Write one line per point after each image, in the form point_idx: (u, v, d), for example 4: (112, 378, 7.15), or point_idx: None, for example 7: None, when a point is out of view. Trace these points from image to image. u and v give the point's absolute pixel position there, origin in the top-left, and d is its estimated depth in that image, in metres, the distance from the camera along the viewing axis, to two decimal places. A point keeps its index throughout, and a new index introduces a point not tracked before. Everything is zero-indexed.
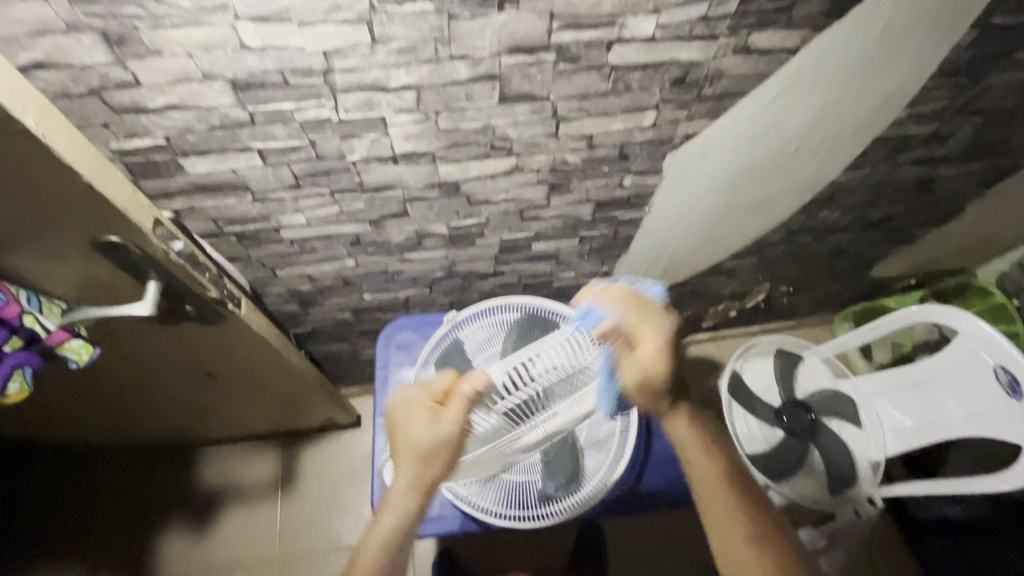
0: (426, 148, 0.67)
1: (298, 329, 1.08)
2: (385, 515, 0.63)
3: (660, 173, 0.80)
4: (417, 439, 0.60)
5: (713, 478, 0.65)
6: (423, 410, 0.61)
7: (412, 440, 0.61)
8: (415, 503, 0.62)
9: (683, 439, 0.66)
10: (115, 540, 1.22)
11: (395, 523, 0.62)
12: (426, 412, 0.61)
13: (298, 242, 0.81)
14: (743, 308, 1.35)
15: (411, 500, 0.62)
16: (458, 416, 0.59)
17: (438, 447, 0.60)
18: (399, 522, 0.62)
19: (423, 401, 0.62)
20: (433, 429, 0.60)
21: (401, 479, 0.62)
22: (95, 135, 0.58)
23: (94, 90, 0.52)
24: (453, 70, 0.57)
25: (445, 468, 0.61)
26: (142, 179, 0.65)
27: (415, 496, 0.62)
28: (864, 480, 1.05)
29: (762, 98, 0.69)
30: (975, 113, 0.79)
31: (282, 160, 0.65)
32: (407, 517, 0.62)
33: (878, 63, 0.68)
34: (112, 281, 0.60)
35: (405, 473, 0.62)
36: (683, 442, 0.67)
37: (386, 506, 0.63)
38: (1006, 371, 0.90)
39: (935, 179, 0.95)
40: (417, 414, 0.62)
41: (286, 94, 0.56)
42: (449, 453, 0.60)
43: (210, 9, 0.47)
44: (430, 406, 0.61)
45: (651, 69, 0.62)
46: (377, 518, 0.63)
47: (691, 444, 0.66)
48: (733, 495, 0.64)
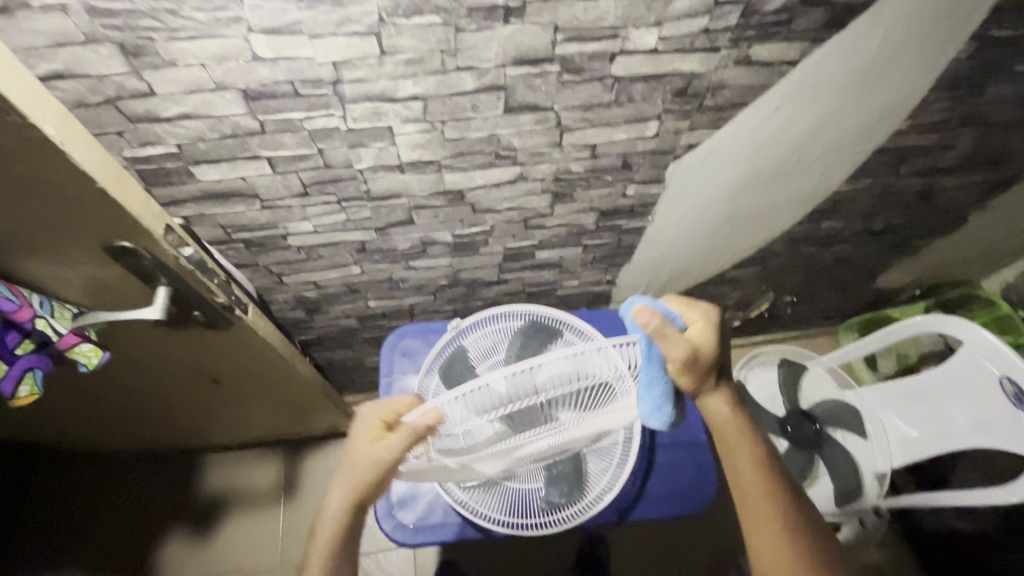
0: (432, 157, 0.68)
1: (303, 336, 1.09)
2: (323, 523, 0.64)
3: (663, 182, 0.81)
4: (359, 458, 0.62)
5: (754, 467, 0.61)
6: (371, 429, 0.64)
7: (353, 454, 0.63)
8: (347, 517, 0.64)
9: (721, 423, 0.62)
10: (116, 547, 1.22)
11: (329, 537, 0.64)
12: (374, 434, 0.63)
13: (304, 248, 0.82)
14: (747, 317, 1.34)
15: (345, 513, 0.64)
16: (397, 442, 0.60)
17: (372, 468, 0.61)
18: (334, 531, 0.64)
19: (372, 422, 0.64)
20: (374, 450, 0.61)
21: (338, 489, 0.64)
22: (110, 144, 0.59)
23: (109, 100, 0.54)
24: (460, 80, 0.58)
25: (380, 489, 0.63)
26: (153, 187, 0.66)
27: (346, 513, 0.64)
28: (869, 492, 1.05)
29: (763, 109, 0.70)
30: (975, 124, 0.80)
31: (291, 169, 0.66)
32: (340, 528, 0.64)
33: (877, 75, 0.69)
34: (123, 285, 0.61)
35: (342, 487, 0.64)
36: (720, 424, 0.62)
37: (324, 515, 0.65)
38: (1012, 382, 0.90)
39: (938, 189, 0.96)
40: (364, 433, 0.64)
41: (296, 104, 0.58)
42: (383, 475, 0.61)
43: (224, 22, 0.48)
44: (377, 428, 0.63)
45: (654, 80, 0.63)
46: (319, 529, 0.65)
47: (730, 427, 0.62)
48: (771, 484, 0.61)
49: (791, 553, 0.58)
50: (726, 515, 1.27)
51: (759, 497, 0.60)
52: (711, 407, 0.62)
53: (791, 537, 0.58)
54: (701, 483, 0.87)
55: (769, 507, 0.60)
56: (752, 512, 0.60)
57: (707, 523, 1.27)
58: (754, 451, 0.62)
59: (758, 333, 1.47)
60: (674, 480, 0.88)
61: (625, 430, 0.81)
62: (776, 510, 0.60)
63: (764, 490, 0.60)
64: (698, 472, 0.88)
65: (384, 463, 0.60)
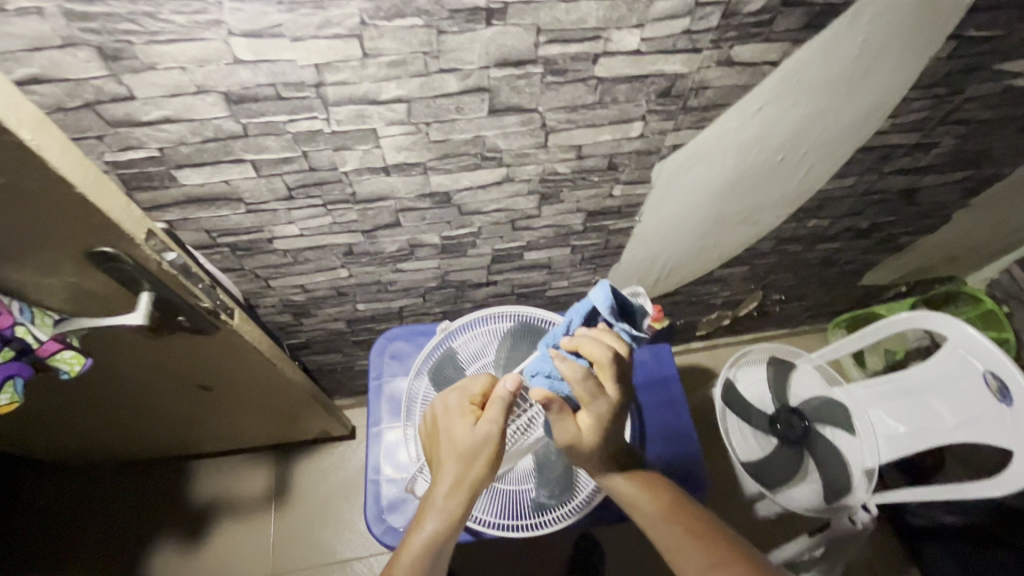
0: (418, 159, 0.68)
1: (292, 340, 1.08)
2: (426, 521, 0.58)
3: (649, 183, 0.81)
4: (468, 441, 0.60)
5: (667, 525, 0.60)
6: (467, 412, 0.64)
7: (456, 441, 0.61)
8: (461, 510, 0.59)
9: (627, 500, 0.64)
10: (105, 556, 1.20)
11: (437, 529, 0.58)
12: (468, 416, 0.63)
13: (291, 252, 0.82)
14: (736, 316, 1.35)
15: (456, 504, 0.59)
16: (497, 415, 0.61)
17: (479, 446, 0.60)
18: (441, 528, 0.58)
19: (463, 407, 0.64)
20: (476, 428, 0.61)
21: (443, 481, 0.60)
22: (90, 148, 0.58)
23: (89, 103, 0.53)
24: (443, 83, 0.58)
25: (486, 470, 0.60)
26: (135, 191, 0.65)
27: (456, 497, 0.59)
28: (857, 488, 1.05)
29: (747, 110, 0.70)
30: (956, 123, 0.81)
31: (275, 172, 0.66)
32: (452, 522, 0.58)
33: (858, 76, 0.69)
34: (106, 292, 0.60)
35: (450, 479, 0.60)
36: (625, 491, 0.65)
37: (426, 512, 0.59)
38: (996, 377, 0.91)
39: (920, 188, 0.97)
40: (459, 417, 0.64)
41: (279, 107, 0.57)
42: (494, 453, 0.60)
43: (203, 25, 0.48)
44: (472, 410, 0.64)
45: (637, 81, 0.63)
46: (415, 528, 0.59)
47: (634, 496, 0.64)
48: (691, 532, 0.59)
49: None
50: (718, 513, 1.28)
51: (684, 549, 0.57)
52: (613, 485, 0.65)
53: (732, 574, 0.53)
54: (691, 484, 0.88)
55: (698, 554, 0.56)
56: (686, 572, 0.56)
57: None
58: (663, 505, 0.62)
59: (748, 331, 1.48)
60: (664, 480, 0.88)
61: None
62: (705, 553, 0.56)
63: (687, 542, 0.57)
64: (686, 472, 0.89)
65: (495, 440, 0.60)
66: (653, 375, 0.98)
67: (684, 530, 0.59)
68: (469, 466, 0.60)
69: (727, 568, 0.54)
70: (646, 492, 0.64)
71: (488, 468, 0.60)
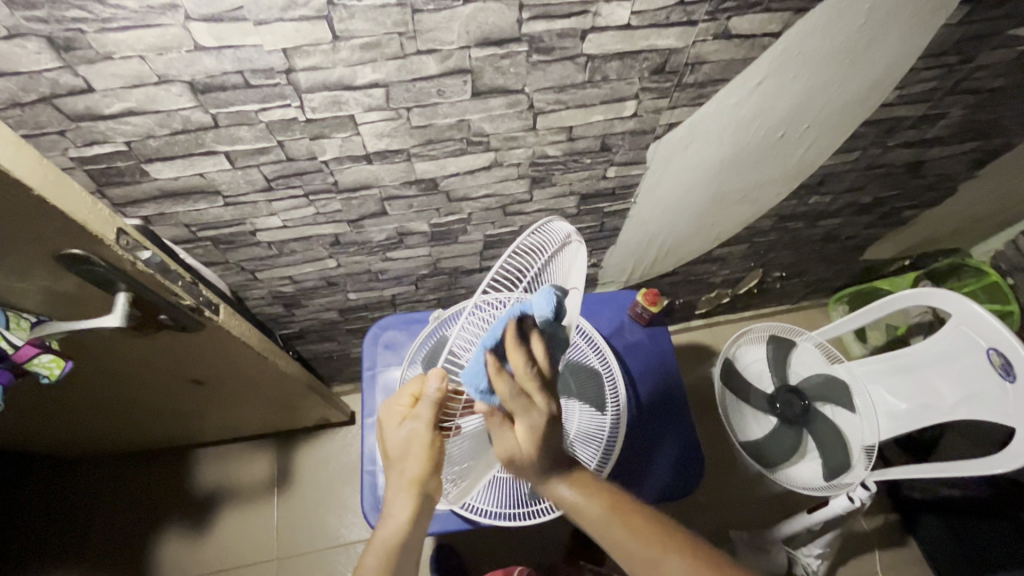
0: (400, 146, 0.65)
1: (284, 331, 1.07)
2: (383, 528, 0.58)
3: (644, 163, 0.78)
4: (406, 445, 0.58)
5: (614, 520, 0.55)
6: (398, 411, 0.60)
7: (389, 447, 0.59)
8: (413, 510, 0.58)
9: (570, 503, 0.57)
10: (110, 545, 1.22)
11: (395, 532, 0.57)
12: (398, 416, 0.60)
13: (275, 244, 0.79)
14: (736, 294, 1.33)
15: (407, 506, 0.58)
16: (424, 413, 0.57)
17: (412, 443, 0.58)
18: (398, 533, 0.57)
19: (393, 408, 0.61)
20: (406, 427, 0.58)
21: (392, 490, 0.59)
22: (53, 144, 0.56)
23: (45, 98, 0.50)
24: (422, 65, 0.54)
25: (428, 465, 0.58)
26: (106, 187, 0.63)
27: (407, 498, 0.58)
28: (857, 466, 1.05)
29: (746, 85, 0.67)
30: (966, 93, 0.77)
31: (251, 163, 0.63)
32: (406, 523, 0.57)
33: (862, 46, 0.66)
34: (80, 293, 0.58)
35: (397, 484, 0.58)
36: (562, 494, 0.57)
37: (382, 520, 0.59)
38: (999, 354, 0.89)
39: (926, 160, 0.93)
40: (390, 420, 0.60)
41: (249, 95, 0.54)
42: (426, 446, 0.57)
43: (159, 10, 0.45)
44: (401, 409, 0.60)
45: (629, 57, 0.59)
46: (376, 535, 0.58)
47: (579, 493, 0.57)
48: (636, 526, 0.55)
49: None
50: (718, 491, 1.29)
51: (634, 548, 0.54)
52: (555, 487, 0.57)
53: (680, 558, 0.53)
54: (688, 472, 0.87)
55: (649, 551, 0.53)
56: (629, 556, 0.54)
57: (699, 499, 1.28)
58: (605, 501, 0.57)
59: (748, 308, 1.46)
60: (658, 464, 0.88)
61: (611, 415, 0.83)
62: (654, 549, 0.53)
63: (619, 524, 0.55)
64: (683, 456, 0.89)
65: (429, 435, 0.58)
66: (652, 356, 0.97)
67: (627, 522, 0.55)
68: (406, 466, 0.58)
69: (670, 551, 0.53)
70: (587, 488, 0.58)
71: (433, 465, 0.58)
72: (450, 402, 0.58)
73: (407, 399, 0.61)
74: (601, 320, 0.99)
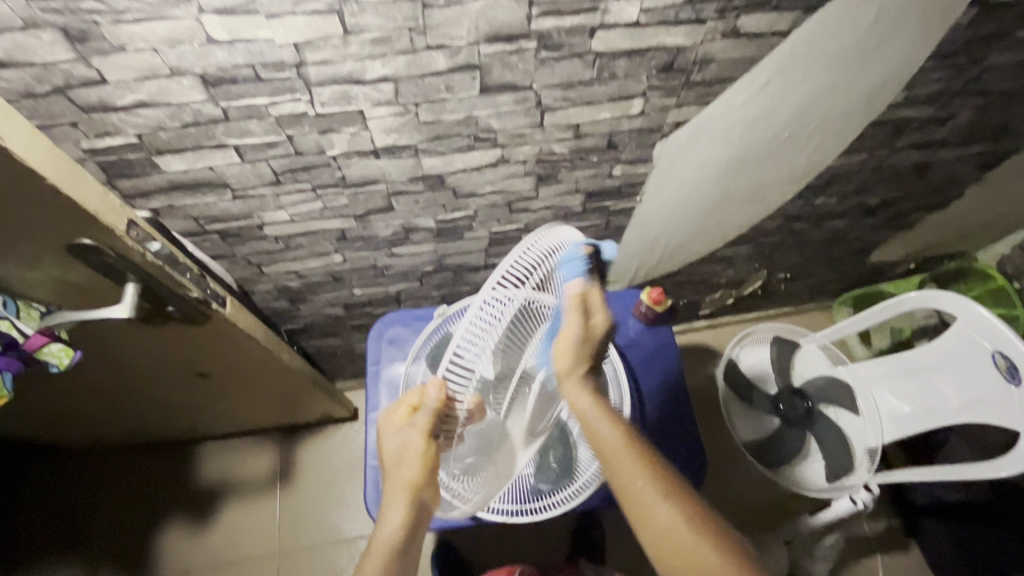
0: (408, 141, 0.65)
1: (289, 326, 1.07)
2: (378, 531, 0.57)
3: (650, 162, 0.78)
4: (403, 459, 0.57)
5: (625, 452, 0.57)
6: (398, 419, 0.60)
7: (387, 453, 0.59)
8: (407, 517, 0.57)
9: (588, 419, 0.59)
10: (114, 537, 1.23)
11: (387, 537, 0.56)
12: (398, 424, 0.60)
13: (282, 238, 0.80)
14: (741, 295, 1.33)
15: (400, 513, 0.57)
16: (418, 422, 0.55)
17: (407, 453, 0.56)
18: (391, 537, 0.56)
19: (393, 415, 0.61)
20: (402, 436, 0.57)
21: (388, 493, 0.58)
22: (65, 135, 0.56)
23: (58, 89, 0.51)
24: (431, 60, 0.55)
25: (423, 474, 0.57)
26: (117, 179, 0.63)
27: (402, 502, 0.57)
28: (860, 469, 1.03)
29: (753, 84, 0.67)
30: (974, 95, 0.77)
31: (260, 157, 0.64)
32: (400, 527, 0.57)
33: (871, 47, 0.66)
34: (89, 283, 0.59)
35: (392, 492, 0.57)
36: (583, 413, 0.59)
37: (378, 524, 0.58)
38: (1005, 357, 0.89)
39: (933, 162, 0.93)
40: (390, 428, 0.60)
41: (259, 89, 0.55)
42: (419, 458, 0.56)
43: (172, 2, 0.45)
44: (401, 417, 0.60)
45: (637, 55, 0.59)
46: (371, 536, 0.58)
47: (596, 416, 0.59)
48: (645, 466, 0.57)
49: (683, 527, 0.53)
50: (719, 491, 1.29)
51: (633, 480, 0.56)
52: (575, 402, 0.59)
53: (671, 505, 0.54)
54: (691, 472, 0.88)
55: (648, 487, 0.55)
56: (626, 485, 0.56)
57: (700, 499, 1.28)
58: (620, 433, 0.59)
59: (752, 310, 1.45)
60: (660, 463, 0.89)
61: None
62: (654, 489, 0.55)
63: (629, 460, 0.57)
64: (685, 456, 0.89)
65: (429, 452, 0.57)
66: (656, 356, 0.97)
67: (635, 456, 0.57)
68: (401, 474, 0.57)
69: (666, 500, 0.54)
70: (606, 415, 0.59)
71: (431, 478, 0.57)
72: (451, 417, 0.54)
73: (405, 409, 0.60)
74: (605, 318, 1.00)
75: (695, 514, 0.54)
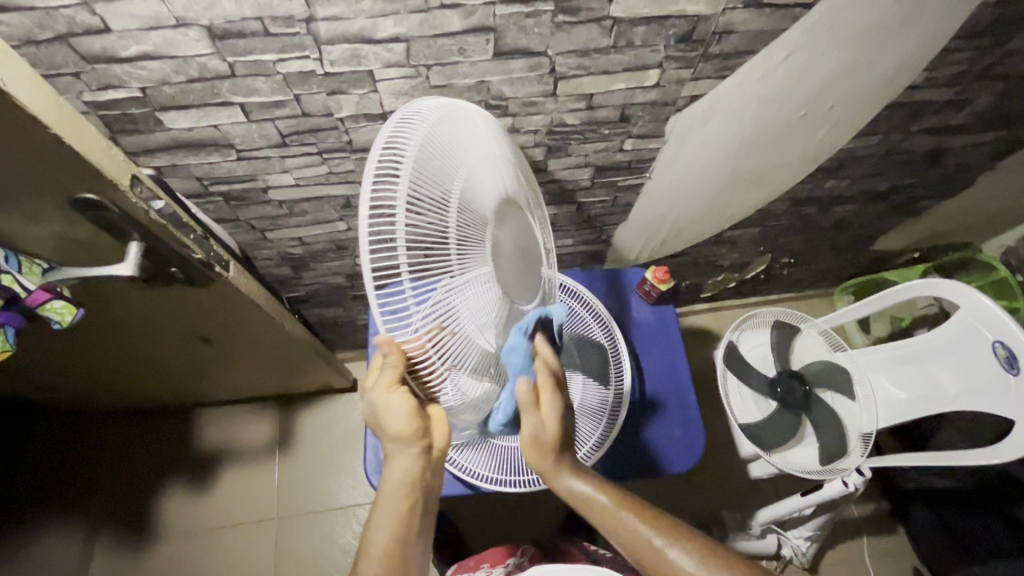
0: (418, 106, 0.64)
1: (291, 294, 1.07)
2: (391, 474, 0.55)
3: (662, 137, 0.77)
4: (383, 421, 0.51)
5: (619, 512, 0.59)
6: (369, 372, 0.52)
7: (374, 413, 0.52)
8: (417, 461, 0.54)
9: (575, 495, 0.60)
10: (113, 496, 1.24)
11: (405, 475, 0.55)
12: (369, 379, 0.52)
13: (286, 203, 0.79)
14: (743, 279, 1.33)
15: (410, 459, 0.54)
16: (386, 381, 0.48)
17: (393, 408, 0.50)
18: (404, 482, 0.55)
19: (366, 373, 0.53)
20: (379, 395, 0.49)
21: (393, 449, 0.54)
22: (67, 86, 0.55)
23: (61, 36, 0.49)
24: (444, 20, 0.53)
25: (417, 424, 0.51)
26: (120, 135, 0.62)
27: (409, 452, 0.54)
28: (853, 452, 1.06)
29: (772, 59, 0.65)
30: (995, 79, 0.76)
31: (267, 117, 0.62)
32: (411, 474, 0.55)
33: (895, 23, 0.64)
34: (93, 241, 0.58)
35: (394, 444, 0.53)
36: (572, 497, 0.61)
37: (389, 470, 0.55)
38: (1005, 347, 0.90)
39: (947, 148, 0.92)
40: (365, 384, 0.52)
41: (267, 44, 0.53)
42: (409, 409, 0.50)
43: None
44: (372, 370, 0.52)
45: (656, 23, 0.58)
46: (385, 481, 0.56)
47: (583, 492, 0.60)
48: (638, 514, 0.59)
49: (682, 558, 0.55)
50: (713, 471, 1.31)
51: (643, 536, 0.57)
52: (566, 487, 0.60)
53: (682, 548, 0.56)
54: (688, 449, 0.88)
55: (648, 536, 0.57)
56: (633, 550, 0.58)
57: (694, 479, 1.30)
58: (609, 496, 0.60)
59: (754, 294, 1.45)
60: (659, 440, 0.89)
61: (614, 390, 0.84)
62: (650, 534, 0.57)
63: (630, 521, 0.58)
64: (681, 434, 0.89)
65: (406, 407, 0.50)
66: (657, 336, 0.97)
67: (632, 514, 0.59)
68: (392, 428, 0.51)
69: (678, 545, 0.56)
70: (591, 482, 0.61)
71: (425, 424, 0.52)
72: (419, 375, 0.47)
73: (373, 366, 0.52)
74: (605, 297, 0.99)
75: (708, 549, 0.56)
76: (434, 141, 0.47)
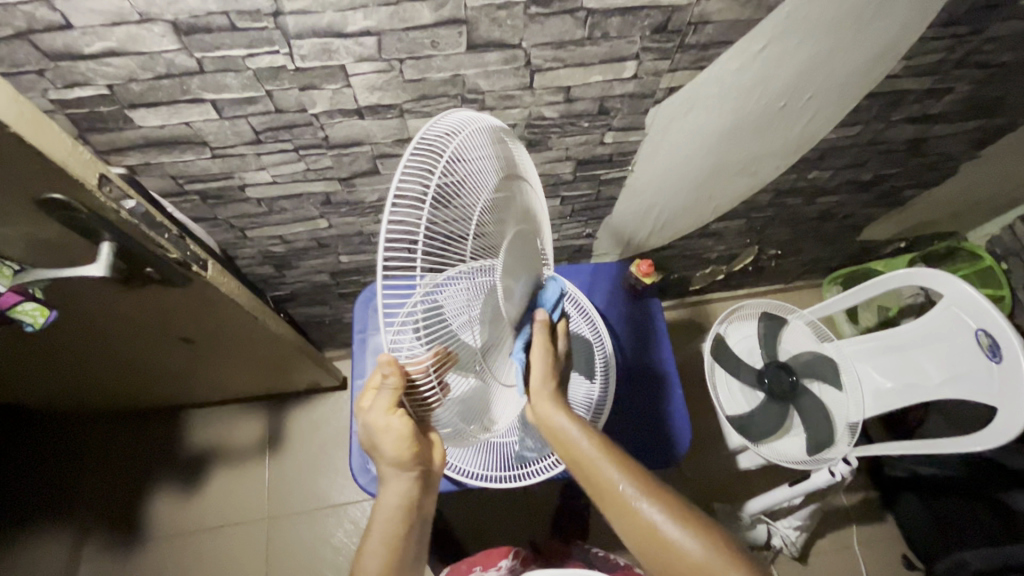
0: (393, 100, 0.63)
1: (275, 293, 1.06)
2: (387, 495, 0.59)
3: (643, 129, 0.77)
4: (379, 444, 0.53)
5: (601, 456, 0.59)
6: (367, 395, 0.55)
7: (368, 436, 0.54)
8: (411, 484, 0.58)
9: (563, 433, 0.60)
10: (101, 500, 1.24)
11: (398, 498, 0.58)
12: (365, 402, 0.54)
13: (265, 201, 0.78)
14: (731, 271, 1.32)
15: (406, 481, 0.57)
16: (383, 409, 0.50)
17: (388, 434, 0.51)
18: (400, 504, 0.58)
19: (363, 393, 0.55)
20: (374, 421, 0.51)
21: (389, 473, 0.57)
22: (31, 85, 0.54)
23: (21, 33, 0.49)
24: (415, 13, 0.53)
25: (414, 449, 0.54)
26: (89, 133, 0.61)
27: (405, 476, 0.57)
28: (840, 442, 1.06)
29: (749, 49, 0.65)
30: (975, 67, 0.76)
31: (239, 114, 0.61)
32: (406, 498, 0.58)
33: (871, 13, 0.64)
34: (62, 241, 0.57)
35: (389, 467, 0.56)
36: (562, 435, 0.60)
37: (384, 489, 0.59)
38: (988, 334, 0.90)
39: (930, 137, 0.92)
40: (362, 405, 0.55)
41: (235, 39, 0.52)
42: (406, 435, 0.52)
43: None
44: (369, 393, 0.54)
45: (630, 13, 0.58)
46: (381, 500, 0.59)
47: (568, 427, 0.60)
48: (615, 463, 0.59)
49: (649, 511, 0.55)
50: (702, 463, 1.31)
51: (616, 483, 0.57)
52: (553, 420, 0.60)
53: (655, 505, 0.55)
54: (675, 441, 0.88)
55: (619, 483, 0.57)
56: (609, 495, 0.58)
57: (685, 472, 1.30)
58: (595, 442, 0.60)
59: (743, 286, 1.45)
60: (645, 433, 0.88)
61: (601, 384, 0.84)
62: (622, 480, 0.57)
63: (608, 466, 0.59)
64: (667, 426, 0.89)
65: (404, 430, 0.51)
66: (643, 330, 0.97)
67: (612, 462, 0.59)
68: (385, 451, 0.54)
69: (649, 501, 0.56)
70: (583, 427, 0.61)
71: (421, 447, 0.55)
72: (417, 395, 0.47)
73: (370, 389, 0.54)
74: (591, 290, 0.99)
75: (678, 509, 0.56)
76: (465, 150, 0.46)
